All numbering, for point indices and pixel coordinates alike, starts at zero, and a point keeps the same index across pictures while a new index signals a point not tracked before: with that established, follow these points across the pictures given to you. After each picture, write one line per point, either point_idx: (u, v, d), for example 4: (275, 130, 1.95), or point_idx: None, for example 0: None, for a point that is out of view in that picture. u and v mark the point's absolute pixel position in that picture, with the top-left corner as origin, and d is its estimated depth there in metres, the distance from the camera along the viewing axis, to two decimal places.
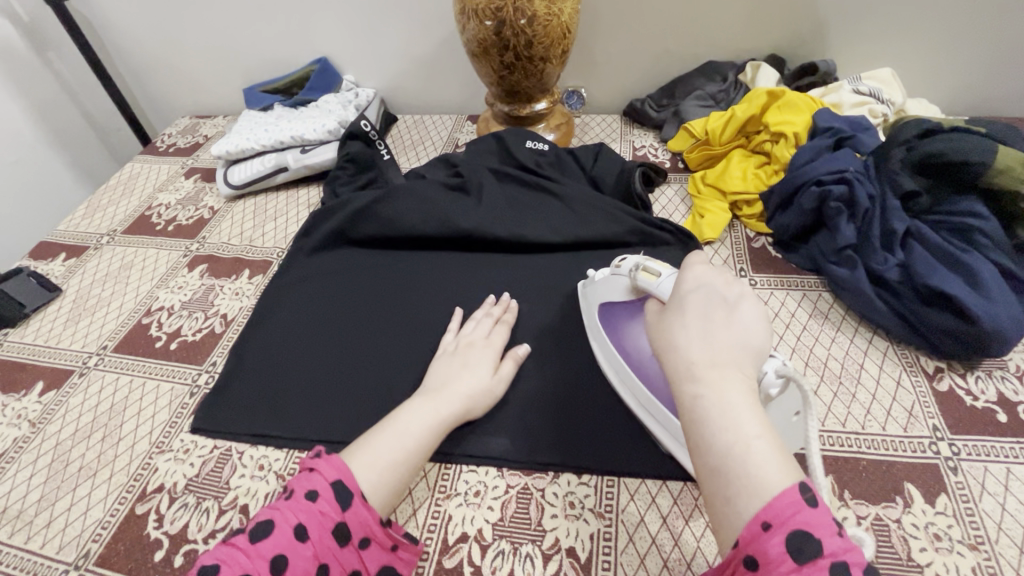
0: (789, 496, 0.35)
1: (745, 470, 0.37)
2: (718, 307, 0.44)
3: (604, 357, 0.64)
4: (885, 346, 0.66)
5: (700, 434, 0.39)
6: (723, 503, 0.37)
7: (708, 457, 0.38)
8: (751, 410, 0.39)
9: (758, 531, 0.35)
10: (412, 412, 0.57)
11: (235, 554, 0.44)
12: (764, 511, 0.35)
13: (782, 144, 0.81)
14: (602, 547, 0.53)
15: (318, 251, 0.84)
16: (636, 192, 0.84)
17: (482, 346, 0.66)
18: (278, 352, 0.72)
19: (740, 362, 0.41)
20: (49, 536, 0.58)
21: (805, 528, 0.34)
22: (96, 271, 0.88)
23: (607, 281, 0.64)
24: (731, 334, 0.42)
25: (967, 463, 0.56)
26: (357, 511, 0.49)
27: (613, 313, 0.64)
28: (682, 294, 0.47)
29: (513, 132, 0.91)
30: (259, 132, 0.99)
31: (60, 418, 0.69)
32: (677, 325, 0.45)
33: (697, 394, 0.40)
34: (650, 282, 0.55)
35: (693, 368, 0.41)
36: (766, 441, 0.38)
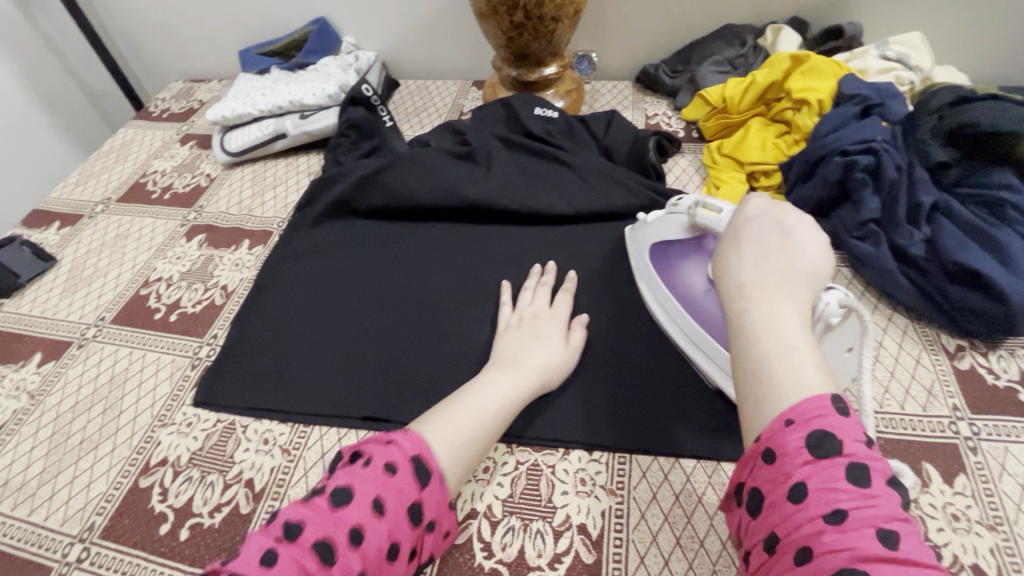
0: (815, 399, 0.34)
1: (780, 375, 0.36)
2: (773, 233, 0.42)
3: (653, 295, 0.65)
4: (905, 323, 0.65)
5: (740, 345, 0.39)
6: (753, 404, 0.37)
7: (744, 365, 0.38)
8: (799, 325, 0.38)
9: (780, 427, 0.34)
10: (489, 382, 0.55)
11: (317, 518, 0.41)
12: (788, 411, 0.34)
13: (805, 112, 0.78)
14: (614, 524, 0.52)
15: (321, 221, 0.81)
16: (650, 162, 0.80)
17: (541, 315, 0.64)
18: (281, 327, 0.70)
19: (791, 282, 0.40)
20: (52, 509, 0.57)
21: (831, 430, 0.33)
22: (92, 240, 0.86)
23: (660, 220, 0.64)
24: (786, 258, 0.41)
25: (988, 443, 0.55)
26: (432, 491, 0.47)
27: (664, 253, 0.64)
28: (739, 221, 0.45)
29: (522, 98, 0.87)
30: (256, 96, 0.95)
31: (59, 390, 0.67)
32: (732, 248, 0.44)
33: (740, 306, 0.39)
34: (711, 218, 0.55)
35: (737, 286, 0.41)
36: (806, 351, 0.36)
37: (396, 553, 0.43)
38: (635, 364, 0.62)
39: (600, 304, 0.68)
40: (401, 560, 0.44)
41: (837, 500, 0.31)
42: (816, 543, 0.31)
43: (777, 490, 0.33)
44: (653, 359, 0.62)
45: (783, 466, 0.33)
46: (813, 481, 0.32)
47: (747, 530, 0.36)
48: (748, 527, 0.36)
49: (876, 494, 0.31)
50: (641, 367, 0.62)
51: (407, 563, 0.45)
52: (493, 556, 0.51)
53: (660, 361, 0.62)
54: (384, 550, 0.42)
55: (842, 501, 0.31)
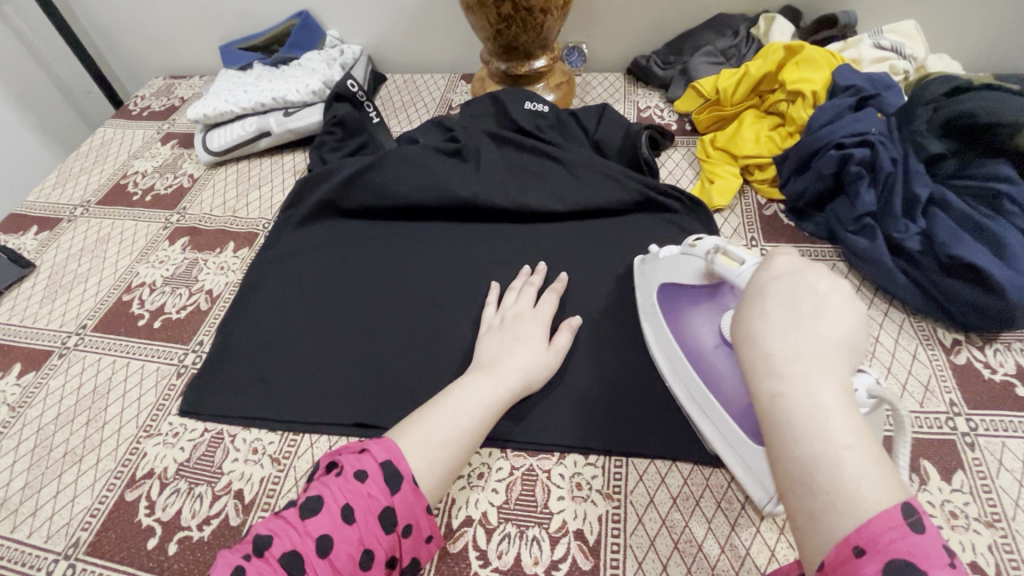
0: (885, 519, 0.29)
1: (836, 485, 0.30)
2: (805, 296, 0.36)
3: (659, 342, 0.60)
4: (901, 318, 0.64)
5: (781, 439, 0.33)
6: (807, 515, 0.31)
7: (788, 467, 0.32)
8: (848, 416, 0.32)
9: (847, 557, 0.29)
10: (469, 386, 0.54)
11: (285, 529, 0.42)
12: (855, 534, 0.29)
13: (799, 104, 0.76)
14: (611, 529, 0.51)
15: (307, 222, 0.79)
16: (643, 156, 0.79)
17: (528, 316, 0.62)
18: (268, 332, 0.68)
19: (831, 359, 0.34)
20: (36, 525, 0.56)
21: (909, 557, 0.28)
22: (72, 244, 0.83)
23: (674, 260, 0.58)
24: (823, 328, 0.35)
25: (985, 438, 0.54)
26: (405, 496, 0.45)
27: (674, 299, 0.58)
28: (764, 281, 0.38)
29: (511, 92, 0.85)
30: (238, 93, 0.92)
31: (41, 401, 0.66)
32: (756, 312, 0.37)
33: (776, 394, 0.33)
34: (730, 268, 0.49)
35: (769, 366, 0.34)
36: (861, 451, 0.31)
37: (370, 561, 0.43)
38: (631, 365, 0.61)
39: (595, 304, 0.67)
40: (378, 569, 0.43)
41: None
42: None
43: None
44: (648, 359, 0.61)
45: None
46: None
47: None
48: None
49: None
50: (638, 369, 0.61)
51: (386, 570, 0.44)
52: (489, 565, 0.50)
53: (656, 362, 0.61)
54: (355, 558, 0.42)
55: None
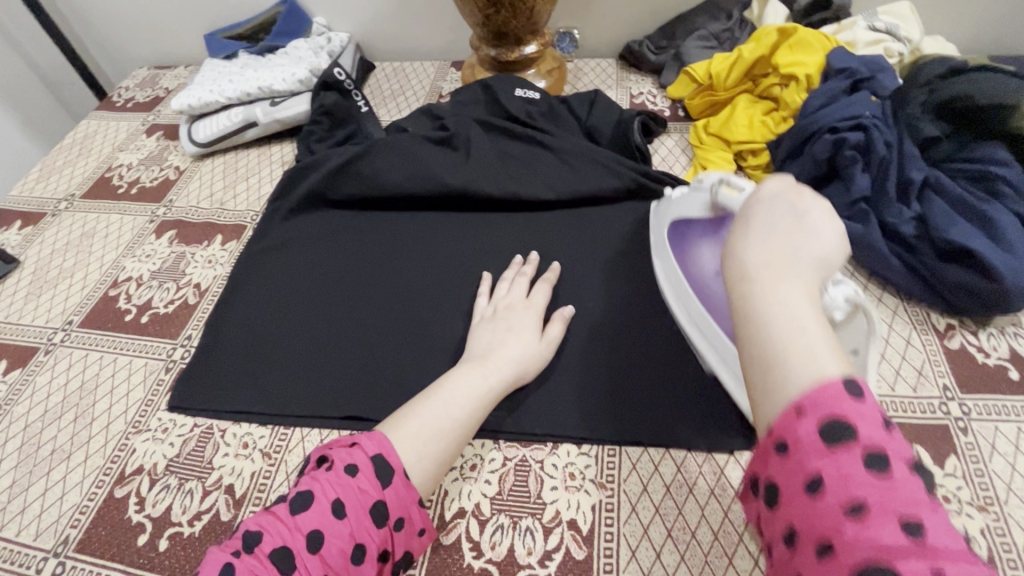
0: (829, 383, 0.31)
1: (788, 362, 0.32)
2: (786, 215, 0.39)
3: (664, 272, 0.63)
4: (895, 303, 0.64)
5: (746, 328, 0.35)
6: (761, 391, 0.33)
7: (749, 350, 0.34)
8: (809, 309, 0.34)
9: (791, 416, 0.31)
10: (460, 378, 0.54)
11: (275, 524, 0.43)
12: (799, 397, 0.31)
13: (793, 88, 0.75)
14: (604, 518, 0.51)
15: (296, 213, 0.78)
16: (635, 143, 0.78)
17: (520, 307, 0.62)
18: (257, 325, 0.67)
19: (801, 266, 0.36)
20: (24, 523, 0.55)
21: (846, 415, 0.30)
22: (56, 239, 0.82)
23: (684, 197, 0.62)
24: (797, 242, 0.38)
25: (978, 423, 0.54)
26: (396, 490, 0.45)
27: (681, 232, 0.62)
28: (750, 202, 0.42)
29: (501, 79, 0.84)
30: (223, 82, 0.90)
31: (27, 399, 0.65)
32: (739, 229, 0.40)
33: (745, 291, 0.36)
34: (733, 196, 0.54)
35: (743, 271, 0.37)
36: (818, 336, 0.33)
37: (362, 555, 0.43)
38: (624, 354, 0.60)
39: (589, 293, 0.66)
40: (371, 562, 0.43)
41: (856, 490, 0.28)
42: (838, 540, 0.28)
43: (793, 484, 0.30)
44: (642, 347, 0.61)
45: (797, 458, 0.30)
46: (830, 472, 0.29)
47: (765, 526, 0.33)
48: (767, 522, 0.33)
49: (896, 480, 0.28)
50: (631, 357, 0.60)
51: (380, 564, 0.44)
52: (482, 556, 0.50)
53: (649, 350, 0.61)
54: (347, 553, 0.42)
55: (860, 493, 0.28)
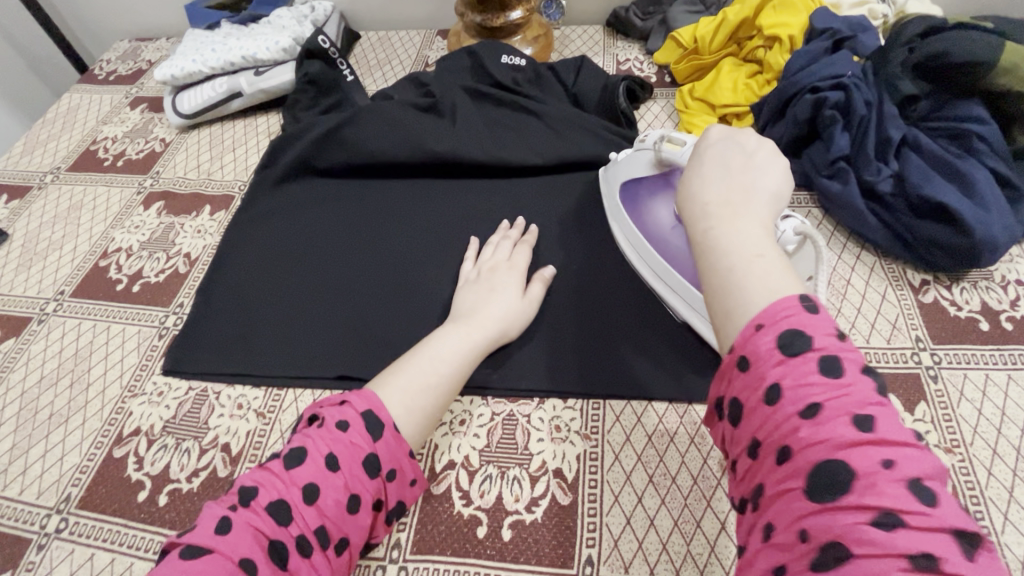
0: (784, 302, 0.32)
1: (748, 284, 0.34)
2: (737, 154, 0.42)
3: (623, 236, 0.65)
4: (873, 260, 0.65)
5: (705, 260, 0.37)
6: (721, 316, 0.35)
7: (709, 278, 0.36)
8: (765, 237, 0.37)
9: (751, 333, 0.32)
10: (446, 334, 0.56)
11: (270, 479, 0.43)
12: (757, 315, 0.33)
13: (777, 49, 0.75)
14: (589, 466, 0.53)
15: (283, 182, 0.78)
16: (621, 108, 0.78)
17: (504, 269, 0.63)
18: (248, 291, 0.68)
19: (755, 198, 0.39)
20: (27, 483, 0.57)
21: (801, 328, 0.31)
22: (44, 212, 0.82)
23: (630, 159, 0.65)
24: (751, 177, 0.40)
25: (948, 371, 0.57)
26: (388, 443, 0.46)
27: (630, 192, 0.64)
28: (701, 146, 0.44)
29: (487, 45, 0.84)
30: (206, 52, 0.89)
31: (23, 366, 0.66)
32: (695, 170, 0.42)
33: (706, 226, 0.38)
34: (676, 151, 0.59)
35: (702, 208, 0.39)
36: (774, 261, 0.35)
37: (358, 505, 0.44)
38: (609, 313, 0.62)
39: (576, 257, 0.67)
40: (366, 511, 0.45)
41: (811, 393, 0.30)
42: (795, 440, 0.29)
43: (753, 396, 0.32)
44: (627, 306, 0.62)
45: (756, 370, 0.31)
46: (788, 380, 0.30)
47: (730, 441, 0.34)
48: (731, 438, 0.34)
49: (846, 382, 0.30)
50: (616, 316, 0.62)
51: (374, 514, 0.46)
52: (472, 504, 0.52)
53: (633, 309, 0.62)
54: (342, 503, 0.43)
55: (816, 395, 0.29)
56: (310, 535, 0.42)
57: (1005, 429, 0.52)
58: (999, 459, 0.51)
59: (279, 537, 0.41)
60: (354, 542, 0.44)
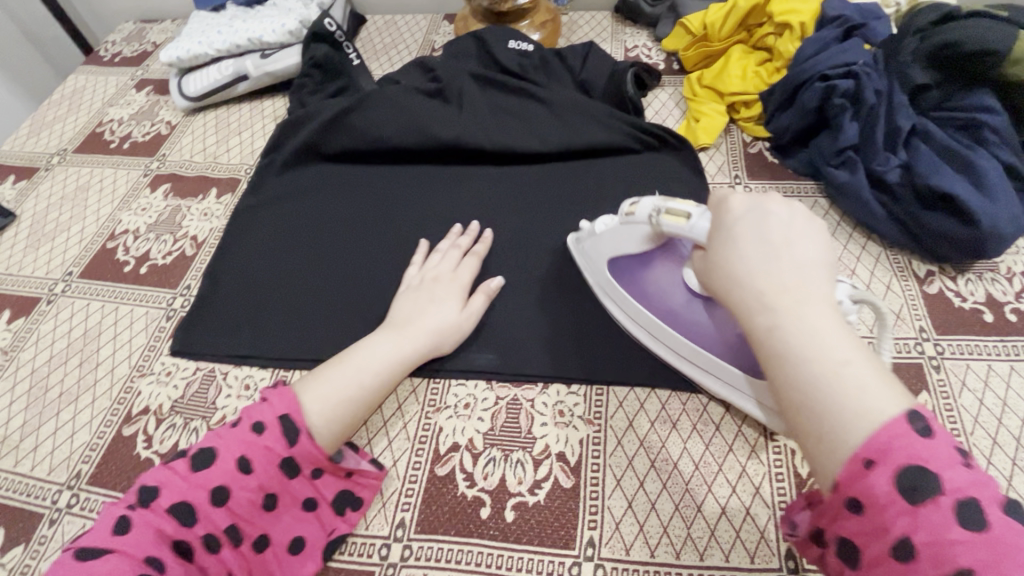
0: (892, 424, 0.31)
1: (842, 401, 0.32)
2: (777, 230, 0.39)
3: (627, 315, 0.59)
4: (878, 250, 0.65)
5: (783, 369, 0.35)
6: (816, 439, 0.33)
7: (793, 393, 0.34)
8: (842, 334, 0.35)
9: (860, 470, 0.31)
10: (375, 343, 0.56)
11: (173, 480, 0.45)
12: (863, 447, 0.31)
13: (787, 37, 0.74)
14: (591, 450, 0.54)
15: (289, 166, 0.78)
16: (629, 95, 0.78)
17: (448, 279, 0.62)
18: (255, 274, 0.69)
19: (814, 283, 0.37)
20: (38, 459, 0.58)
21: (919, 462, 0.30)
22: (51, 193, 0.82)
23: (615, 232, 0.56)
24: (799, 256, 0.37)
25: (950, 361, 0.57)
26: (304, 447, 0.48)
27: (629, 272, 0.57)
28: (729, 224, 0.41)
29: (494, 31, 0.83)
30: (212, 34, 0.89)
31: (33, 345, 0.66)
32: (734, 252, 0.39)
33: (772, 325, 0.36)
34: (681, 225, 0.46)
35: (761, 301, 0.37)
36: (861, 365, 0.33)
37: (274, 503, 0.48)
38: None
39: None
40: (288, 506, 0.49)
41: (956, 554, 0.28)
42: None
43: (877, 545, 0.31)
44: None
45: (879, 520, 0.30)
46: (920, 534, 0.29)
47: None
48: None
49: (995, 533, 0.28)
50: None
51: (305, 509, 0.50)
52: (475, 485, 0.53)
53: None
54: (256, 502, 0.47)
55: (963, 556, 0.28)
56: (219, 534, 0.45)
57: (1005, 419, 0.53)
58: (999, 449, 0.51)
59: (183, 537, 0.44)
60: (275, 537, 0.48)
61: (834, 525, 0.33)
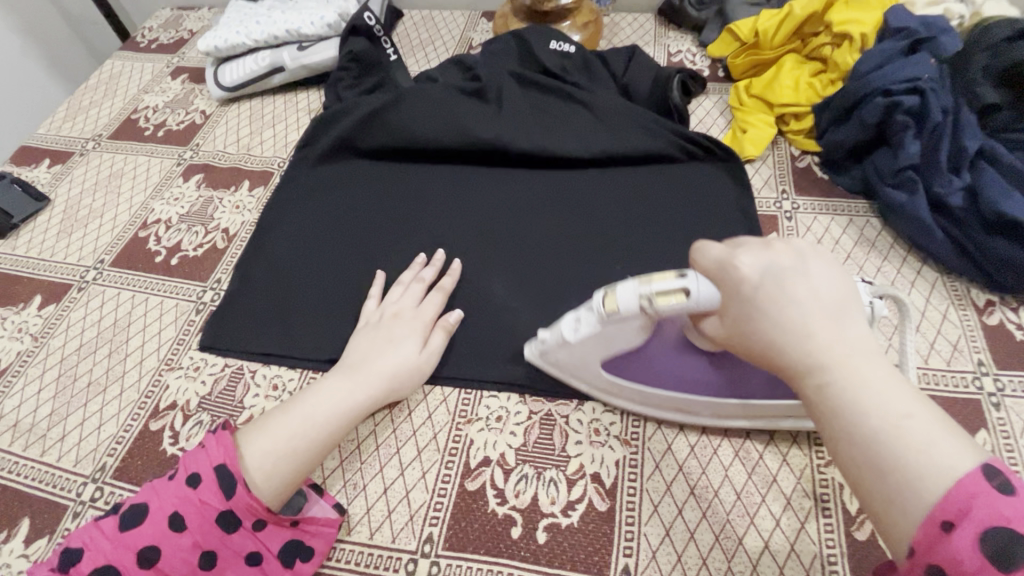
0: (965, 481, 0.30)
1: (910, 458, 0.32)
2: (806, 286, 0.36)
3: (637, 397, 0.54)
4: (934, 276, 0.62)
5: (843, 430, 0.34)
6: (884, 500, 0.33)
7: (857, 455, 0.33)
8: (896, 384, 0.34)
9: (938, 535, 0.30)
10: (329, 387, 0.53)
11: (100, 543, 0.45)
12: (938, 507, 0.31)
13: (845, 47, 0.71)
14: (628, 473, 0.52)
15: (324, 161, 0.77)
16: (674, 103, 0.75)
17: (408, 316, 0.59)
18: (286, 271, 0.67)
19: (857, 333, 0.36)
20: (64, 450, 0.57)
21: (1002, 522, 0.29)
22: (85, 178, 0.82)
23: (596, 337, 0.49)
24: (833, 308, 0.36)
25: (1012, 399, 0.54)
26: (241, 499, 0.46)
27: (625, 361, 0.52)
28: (748, 290, 0.37)
29: (536, 30, 0.81)
30: (250, 24, 0.88)
31: (62, 332, 0.66)
32: (766, 319, 0.36)
33: (823, 385, 0.35)
34: (683, 302, 0.41)
35: (809, 362, 0.35)
36: (920, 416, 0.33)
37: (213, 560, 0.45)
38: None
39: (620, 257, 0.65)
40: (230, 562, 0.46)
41: None
42: None
43: None
44: None
45: None
46: None
47: None
48: None
49: None
50: None
51: (249, 564, 0.47)
52: (506, 503, 0.51)
53: None
54: (191, 561, 0.45)
55: None
56: None
57: None
58: None
59: None
60: None
61: None
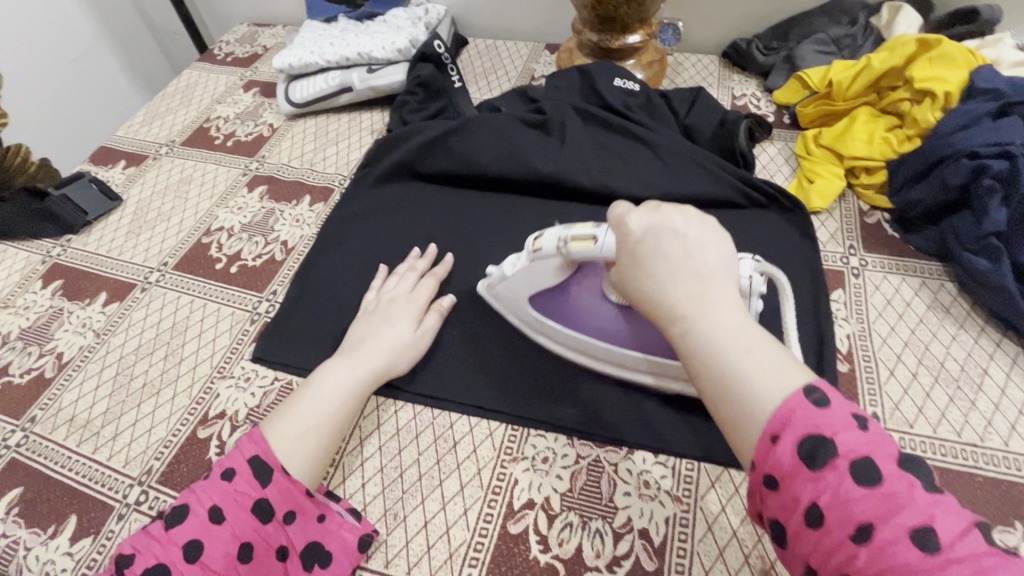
0: (792, 399, 0.34)
1: (748, 384, 0.36)
2: (676, 245, 0.42)
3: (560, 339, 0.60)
4: (1015, 350, 0.58)
5: (700, 364, 0.38)
6: (732, 426, 0.36)
7: (711, 387, 0.37)
8: (747, 325, 0.38)
9: (769, 446, 0.34)
10: (328, 370, 0.55)
11: (149, 548, 0.44)
12: (770, 424, 0.34)
13: (926, 105, 0.69)
14: (678, 533, 0.50)
15: (383, 182, 0.78)
16: (740, 148, 0.74)
17: (402, 300, 0.62)
18: (339, 287, 0.68)
19: (718, 282, 0.40)
20: (115, 449, 0.58)
21: (817, 432, 0.33)
22: (155, 182, 0.85)
23: (527, 272, 0.56)
24: (695, 263, 0.41)
25: None
26: (279, 484, 0.48)
27: (551, 299, 0.58)
28: (633, 246, 0.43)
29: (602, 66, 0.81)
30: (324, 45, 0.91)
31: (123, 331, 0.68)
32: (641, 275, 0.42)
33: (684, 330, 0.39)
34: (589, 248, 0.48)
35: (672, 309, 0.40)
36: (764, 351, 0.37)
37: (249, 554, 0.45)
38: None
39: None
40: (264, 557, 0.46)
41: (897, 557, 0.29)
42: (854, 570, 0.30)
43: (792, 517, 0.33)
44: None
45: (789, 489, 0.33)
46: (824, 496, 0.31)
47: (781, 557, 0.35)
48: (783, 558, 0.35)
49: (885, 483, 0.31)
50: None
51: (280, 559, 0.47)
52: (550, 551, 0.49)
53: None
54: (232, 554, 0.45)
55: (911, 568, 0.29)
56: None
57: None
58: None
59: None
60: None
61: (761, 508, 0.35)
